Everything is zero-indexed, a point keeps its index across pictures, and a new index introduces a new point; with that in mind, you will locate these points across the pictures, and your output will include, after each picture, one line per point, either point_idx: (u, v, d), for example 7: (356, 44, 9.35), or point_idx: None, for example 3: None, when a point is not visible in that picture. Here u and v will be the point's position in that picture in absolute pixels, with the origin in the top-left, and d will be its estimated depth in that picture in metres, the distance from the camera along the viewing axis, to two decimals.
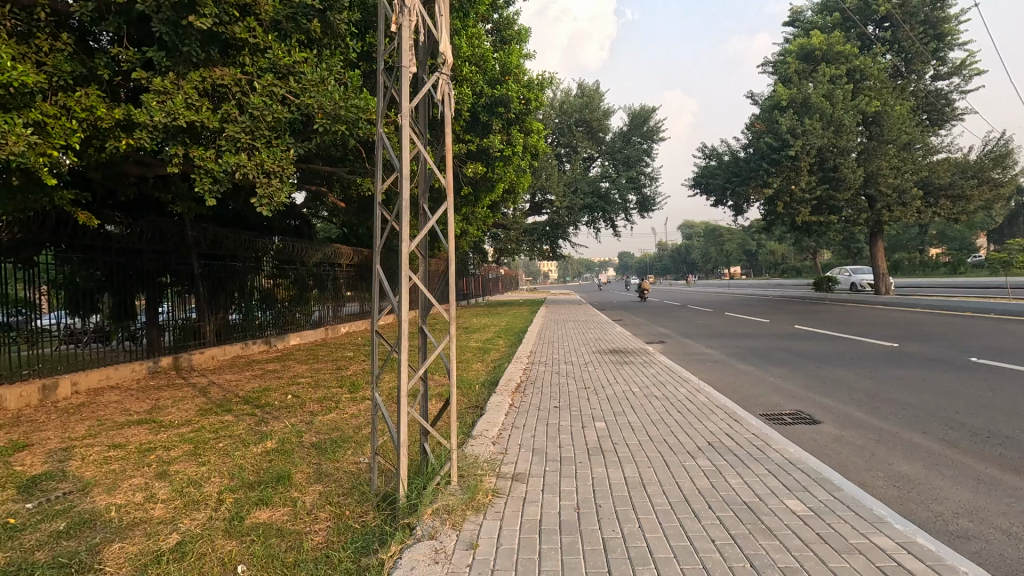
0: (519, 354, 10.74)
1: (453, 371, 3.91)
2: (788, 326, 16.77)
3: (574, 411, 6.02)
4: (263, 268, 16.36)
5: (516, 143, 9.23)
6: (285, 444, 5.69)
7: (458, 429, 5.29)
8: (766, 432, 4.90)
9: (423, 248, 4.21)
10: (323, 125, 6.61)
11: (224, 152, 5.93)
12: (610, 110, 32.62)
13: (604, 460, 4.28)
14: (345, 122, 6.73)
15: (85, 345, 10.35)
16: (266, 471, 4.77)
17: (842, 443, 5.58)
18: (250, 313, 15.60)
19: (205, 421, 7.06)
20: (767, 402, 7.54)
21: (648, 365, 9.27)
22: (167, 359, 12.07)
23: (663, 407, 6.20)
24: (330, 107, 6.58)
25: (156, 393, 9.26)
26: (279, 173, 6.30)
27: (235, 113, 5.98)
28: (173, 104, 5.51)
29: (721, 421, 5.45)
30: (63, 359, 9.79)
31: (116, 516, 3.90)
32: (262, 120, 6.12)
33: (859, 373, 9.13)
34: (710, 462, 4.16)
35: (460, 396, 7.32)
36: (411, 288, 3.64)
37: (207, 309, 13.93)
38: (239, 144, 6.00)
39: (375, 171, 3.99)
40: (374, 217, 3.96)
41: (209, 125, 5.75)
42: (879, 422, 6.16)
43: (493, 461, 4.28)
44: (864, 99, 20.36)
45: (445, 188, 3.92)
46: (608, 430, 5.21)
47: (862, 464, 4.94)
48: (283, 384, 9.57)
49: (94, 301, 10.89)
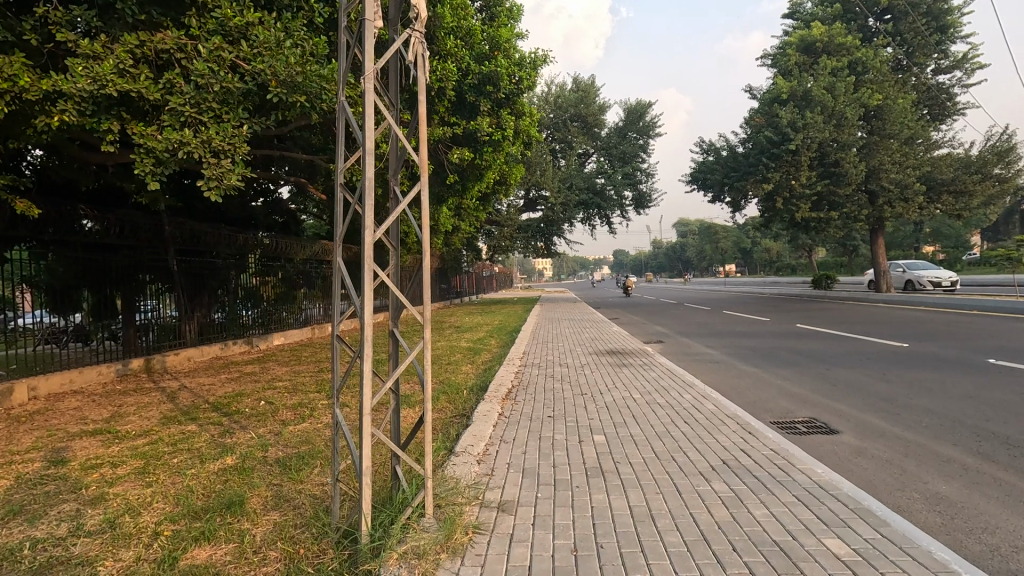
0: (511, 355, 10.15)
1: (428, 385, 3.31)
2: (790, 324, 16.27)
3: (570, 421, 5.43)
4: (250, 265, 15.70)
5: (506, 127, 8.60)
6: (246, 460, 5.08)
7: (439, 445, 4.70)
8: (786, 448, 4.34)
9: (394, 238, 3.60)
10: (278, 95, 6.15)
11: (166, 127, 5.51)
12: (605, 105, 32.04)
13: (604, 485, 3.68)
14: (303, 93, 6.27)
15: (65, 346, 10.07)
16: (217, 495, 4.16)
17: (866, 457, 5.02)
18: (235, 311, 14.93)
19: (165, 431, 6.43)
20: (777, 408, 7.00)
21: (648, 368, 8.70)
22: (139, 361, 11.35)
23: (668, 416, 5.61)
24: (286, 75, 6.10)
25: (121, 398, 8.61)
26: (230, 152, 5.86)
27: (179, 82, 5.54)
28: (101, 70, 5.08)
29: (734, 433, 4.87)
30: (40, 359, 9.50)
31: (27, 556, 3.28)
32: (209, 90, 5.69)
33: (871, 375, 8.61)
34: (727, 486, 3.60)
35: (447, 405, 6.70)
36: (375, 285, 3.03)
37: (185, 307, 13.21)
38: (183, 119, 5.58)
39: (337, 146, 3.38)
40: (335, 200, 3.35)
41: (149, 97, 5.34)
42: (904, 432, 5.61)
43: (477, 487, 3.69)
44: (866, 91, 19.89)
45: (419, 167, 3.32)
46: (608, 443, 4.64)
47: (894, 484, 4.37)
48: (258, 390, 8.91)
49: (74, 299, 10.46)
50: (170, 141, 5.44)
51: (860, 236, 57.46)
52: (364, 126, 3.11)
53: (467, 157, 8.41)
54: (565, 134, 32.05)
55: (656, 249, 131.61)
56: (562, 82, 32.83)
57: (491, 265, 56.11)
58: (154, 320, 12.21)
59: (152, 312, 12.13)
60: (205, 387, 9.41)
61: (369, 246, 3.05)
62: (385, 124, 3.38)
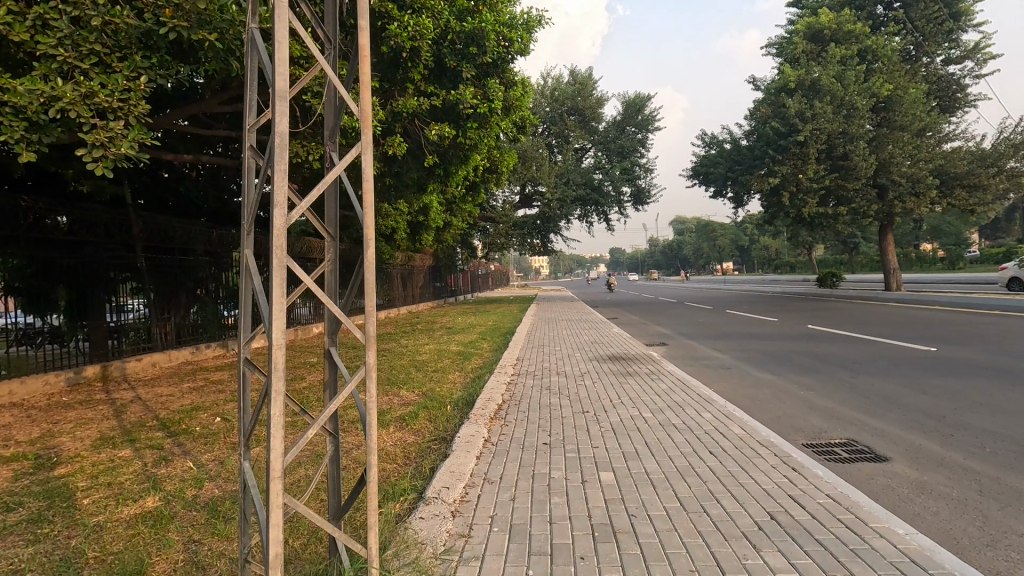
0: (503, 362, 9.20)
1: (374, 429, 2.35)
2: (800, 325, 15.37)
3: (571, 449, 4.50)
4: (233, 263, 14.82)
5: (494, 97, 7.60)
6: (169, 504, 4.09)
7: (406, 492, 3.78)
8: (849, 496, 3.43)
9: (333, 223, 2.65)
10: (180, 29, 5.51)
11: (35, 76, 4.84)
12: (603, 98, 31.07)
13: (617, 555, 2.77)
14: (211, 29, 5.69)
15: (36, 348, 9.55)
16: (112, 563, 3.19)
17: (932, 496, 4.12)
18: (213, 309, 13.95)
19: (92, 457, 5.44)
20: (808, 426, 6.10)
21: (656, 378, 7.76)
22: (94, 368, 10.23)
23: (688, 442, 4.68)
24: (191, 7, 5.52)
25: (61, 413, 7.58)
26: (122, 108, 5.24)
27: (53, 17, 4.91)
28: None
29: (773, 469, 3.95)
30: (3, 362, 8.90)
31: None
32: (91, 27, 5.09)
33: (904, 384, 7.73)
34: (784, 559, 2.70)
35: (428, 427, 5.78)
36: (284, 290, 2.06)
37: (157, 308, 12.10)
38: (61, 64, 4.98)
39: (247, 94, 2.43)
40: (242, 168, 2.38)
41: (12, 35, 4.70)
42: (967, 461, 4.73)
43: (444, 561, 2.73)
44: (877, 80, 19.02)
45: (360, 124, 2.35)
46: (619, 484, 3.71)
47: (981, 537, 3.46)
48: (219, 402, 7.93)
49: (50, 298, 9.98)
50: (36, 95, 4.75)
51: (860, 234, 56.76)
52: (274, 56, 2.14)
53: (448, 134, 7.48)
54: (562, 128, 31.11)
55: (653, 247, 130.85)
56: (558, 75, 31.90)
57: (487, 263, 55.23)
58: (128, 322, 11.38)
59: (128, 314, 11.33)
60: (162, 399, 8.41)
61: (279, 231, 2.08)
62: (316, 64, 2.43)
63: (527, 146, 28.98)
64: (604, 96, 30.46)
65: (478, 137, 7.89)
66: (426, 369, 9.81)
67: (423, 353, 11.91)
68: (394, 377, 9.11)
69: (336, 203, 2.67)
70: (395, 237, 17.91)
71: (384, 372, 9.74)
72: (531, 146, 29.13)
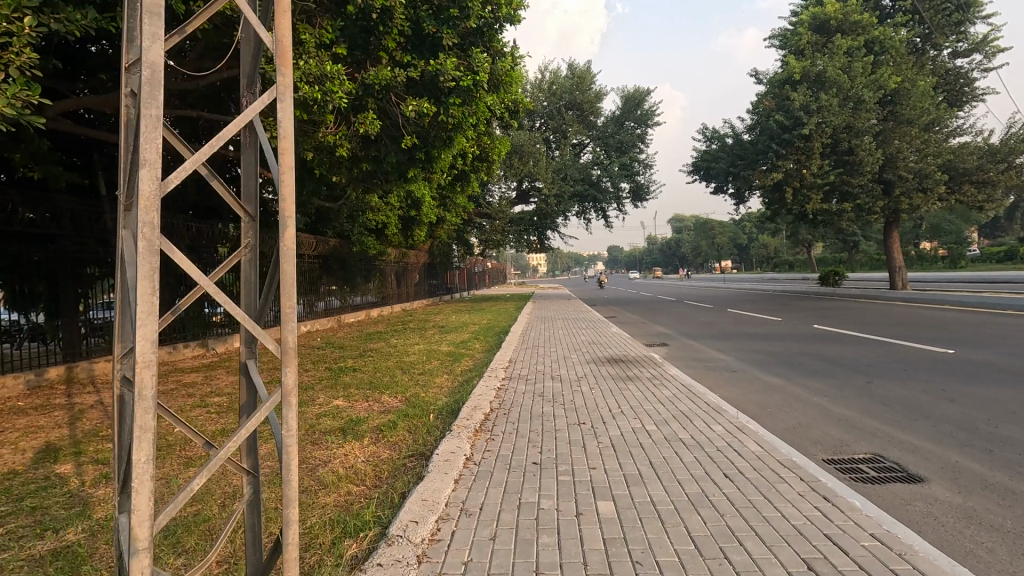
0: (494, 364, 8.60)
1: (293, 469, 1.89)
2: (806, 325, 14.81)
3: (565, 471, 3.91)
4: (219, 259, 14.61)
5: (479, 68, 6.98)
6: (93, 537, 3.49)
7: (367, 530, 3.18)
8: (901, 540, 2.83)
9: (252, 199, 2.11)
10: None
11: None
12: (602, 91, 30.43)
13: None
14: None
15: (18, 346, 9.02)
16: None
17: (985, 528, 3.54)
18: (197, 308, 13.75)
19: (26, 474, 4.82)
20: (826, 439, 5.52)
21: (657, 383, 7.16)
22: (58, 370, 9.48)
23: (700, 462, 4.07)
24: None
25: (10, 420, 6.95)
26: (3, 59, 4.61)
27: None
28: None
29: (800, 497, 3.37)
30: None
31: None
32: None
33: (925, 390, 7.17)
34: None
35: (407, 440, 5.19)
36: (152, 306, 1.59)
37: None
38: None
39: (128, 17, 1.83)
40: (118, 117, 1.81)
41: None
42: (1016, 484, 4.16)
43: None
44: (885, 72, 18.43)
45: (280, 67, 1.79)
46: (622, 521, 3.10)
47: None
48: (186, 408, 7.27)
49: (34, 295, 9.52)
50: None
51: (861, 232, 56.33)
52: None
53: (427, 110, 6.84)
54: (560, 123, 30.45)
55: (651, 245, 130.32)
56: (556, 68, 31.25)
57: (484, 261, 54.55)
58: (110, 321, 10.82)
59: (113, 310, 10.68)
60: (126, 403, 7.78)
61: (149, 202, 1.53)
62: None
63: (524, 140, 28.35)
64: (602, 90, 29.81)
65: (462, 115, 7.29)
66: (412, 371, 9.20)
67: (411, 354, 11.31)
68: (378, 381, 8.50)
69: (256, 173, 2.13)
70: (386, 233, 17.28)
71: (367, 375, 9.11)
72: (528, 140, 28.50)
